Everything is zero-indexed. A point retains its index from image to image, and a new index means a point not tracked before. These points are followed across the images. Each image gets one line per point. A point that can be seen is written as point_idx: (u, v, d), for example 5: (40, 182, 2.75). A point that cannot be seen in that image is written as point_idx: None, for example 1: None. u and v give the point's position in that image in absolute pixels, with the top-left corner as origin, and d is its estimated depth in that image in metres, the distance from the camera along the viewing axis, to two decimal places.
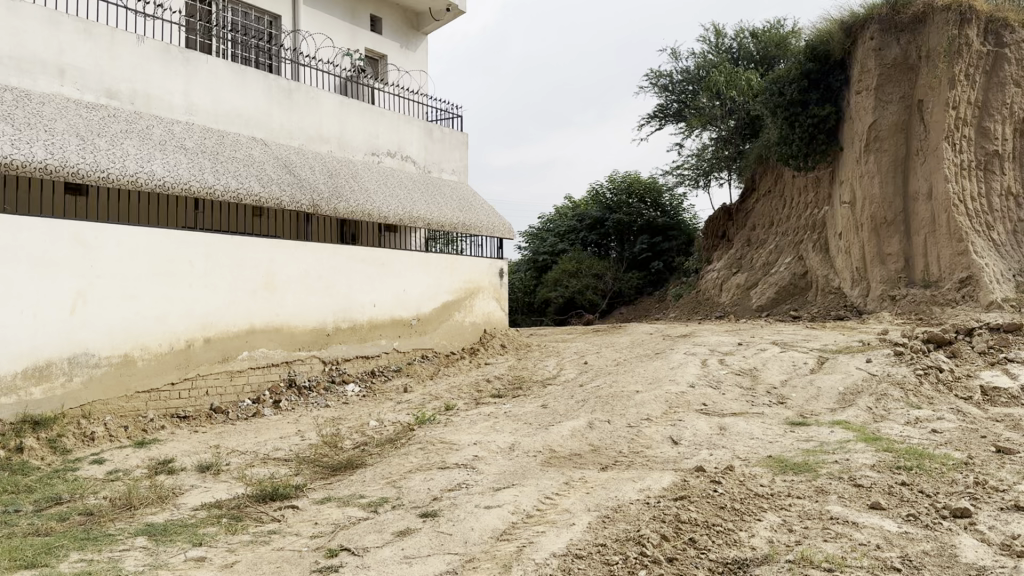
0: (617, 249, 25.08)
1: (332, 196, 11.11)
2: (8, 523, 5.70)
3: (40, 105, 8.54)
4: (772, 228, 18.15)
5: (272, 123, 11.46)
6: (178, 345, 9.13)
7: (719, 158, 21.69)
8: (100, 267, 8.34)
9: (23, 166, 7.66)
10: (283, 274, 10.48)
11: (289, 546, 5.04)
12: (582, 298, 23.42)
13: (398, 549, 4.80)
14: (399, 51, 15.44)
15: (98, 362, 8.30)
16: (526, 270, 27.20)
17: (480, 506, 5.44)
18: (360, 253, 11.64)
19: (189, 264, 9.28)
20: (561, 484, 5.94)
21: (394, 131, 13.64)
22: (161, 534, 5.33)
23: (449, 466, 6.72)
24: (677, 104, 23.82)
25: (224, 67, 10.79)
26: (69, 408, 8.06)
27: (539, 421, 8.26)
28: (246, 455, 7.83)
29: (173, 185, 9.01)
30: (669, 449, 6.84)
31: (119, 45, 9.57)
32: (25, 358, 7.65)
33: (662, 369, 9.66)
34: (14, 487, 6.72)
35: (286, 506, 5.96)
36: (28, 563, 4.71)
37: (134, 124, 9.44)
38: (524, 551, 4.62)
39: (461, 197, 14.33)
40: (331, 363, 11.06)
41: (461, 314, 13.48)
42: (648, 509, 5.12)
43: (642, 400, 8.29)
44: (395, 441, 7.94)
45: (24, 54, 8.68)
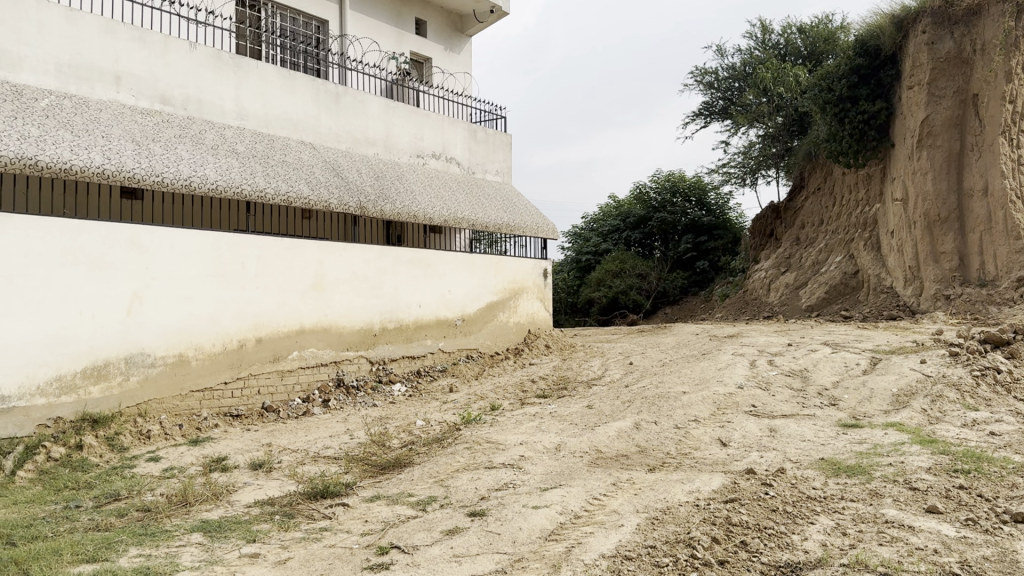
0: (661, 249, 24.94)
1: (378, 197, 11.23)
2: (69, 518, 5.86)
3: (98, 112, 8.78)
4: (822, 226, 17.84)
5: (320, 127, 11.62)
6: (230, 345, 9.31)
7: (766, 156, 21.41)
8: (156, 270, 8.54)
9: (82, 171, 7.88)
10: (332, 275, 10.61)
11: (340, 543, 5.10)
12: (625, 298, 23.21)
13: (448, 547, 4.83)
14: (444, 53, 15.53)
15: (153, 362, 8.51)
16: (569, 270, 27.15)
17: (528, 506, 5.44)
18: (406, 254, 11.74)
19: (241, 265, 9.46)
20: (609, 484, 5.94)
21: (439, 132, 13.73)
22: (216, 530, 5.44)
23: (496, 465, 6.73)
24: (723, 102, 23.61)
25: (274, 73, 10.97)
26: (126, 408, 8.27)
27: (586, 421, 8.25)
28: (298, 453, 7.94)
29: (225, 188, 9.19)
30: (718, 451, 6.78)
31: (173, 51, 9.79)
32: (85, 357, 7.87)
33: (710, 369, 9.58)
34: (74, 484, 6.91)
35: (337, 503, 6.04)
36: (90, 557, 4.84)
37: (187, 129, 9.64)
38: (573, 551, 4.61)
39: (506, 198, 14.38)
40: (378, 363, 11.17)
41: (505, 314, 13.51)
42: (698, 510, 5.08)
43: (690, 401, 8.23)
44: (442, 441, 7.98)
45: (83, 62, 8.94)
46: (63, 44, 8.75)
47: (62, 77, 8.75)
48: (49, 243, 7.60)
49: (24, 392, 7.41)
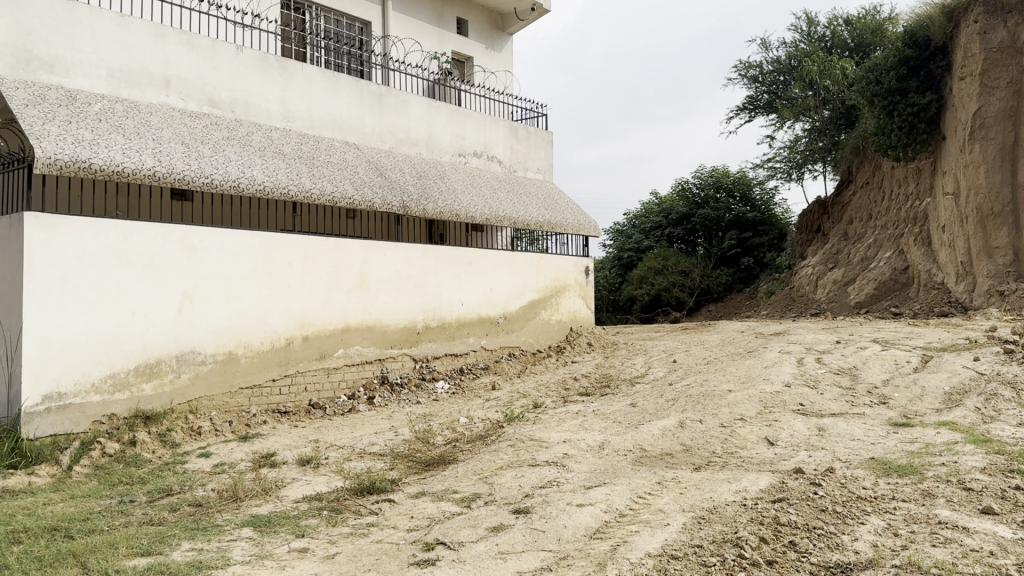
0: (704, 245, 24.81)
1: (421, 197, 11.31)
2: (124, 512, 6.01)
3: (149, 115, 8.97)
4: (870, 221, 17.52)
5: (364, 128, 11.73)
6: (278, 343, 9.46)
7: (813, 150, 21.07)
8: (206, 269, 8.71)
9: (134, 173, 8.07)
10: (376, 273, 10.71)
11: (387, 539, 5.14)
12: (668, 295, 23.00)
13: (493, 544, 4.84)
14: (485, 52, 15.56)
15: (203, 359, 8.69)
16: (611, 267, 27.03)
17: (572, 504, 5.43)
18: (449, 252, 11.81)
19: (288, 265, 9.59)
20: (654, 483, 5.90)
21: (481, 131, 13.77)
22: (266, 525, 5.53)
23: (539, 463, 6.74)
24: (768, 96, 23.30)
25: (318, 74, 11.11)
26: (178, 405, 8.45)
27: (630, 419, 8.21)
28: (343, 449, 8.04)
29: (272, 189, 9.33)
30: (765, 450, 6.69)
31: (220, 55, 9.97)
32: (137, 356, 8.07)
33: (756, 368, 9.46)
34: (128, 479, 7.07)
35: (383, 499, 6.10)
36: (144, 551, 4.96)
37: (235, 131, 9.81)
38: (618, 550, 4.59)
39: (547, 195, 14.36)
40: (421, 360, 11.27)
41: (547, 312, 13.52)
42: (746, 510, 5.03)
43: (736, 400, 8.13)
44: (486, 438, 8.02)
45: (134, 67, 9.15)
46: (114, 49, 8.96)
47: (114, 82, 8.96)
48: (102, 244, 7.78)
49: (80, 389, 7.61)
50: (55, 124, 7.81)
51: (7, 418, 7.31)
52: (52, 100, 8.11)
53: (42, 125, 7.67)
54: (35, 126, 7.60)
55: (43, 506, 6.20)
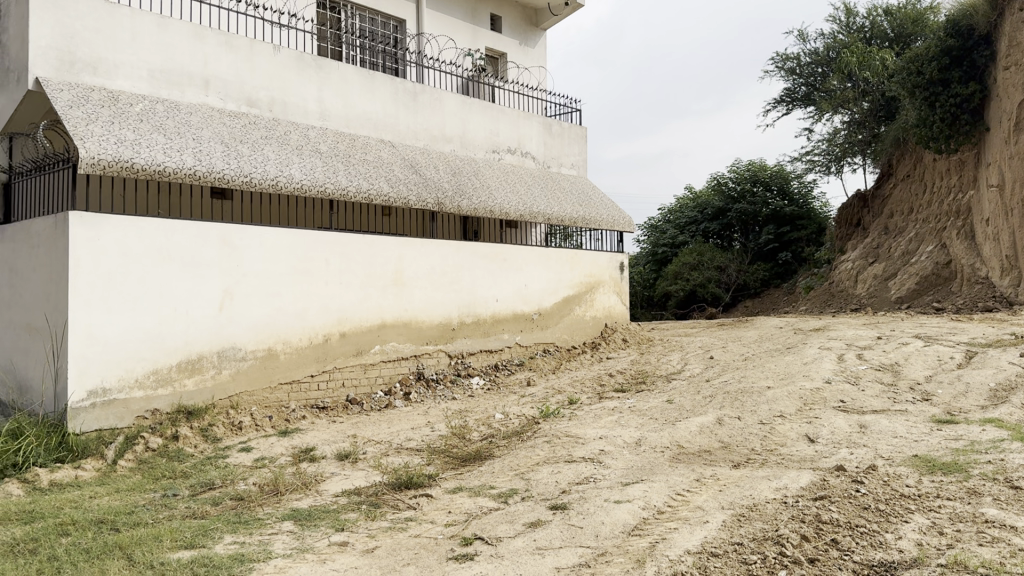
0: (740, 239, 24.64)
1: (456, 193, 11.35)
2: (168, 506, 6.12)
3: (189, 115, 9.11)
4: (911, 214, 17.21)
5: (399, 125, 11.78)
6: (316, 339, 9.56)
7: (852, 143, 20.72)
8: (246, 267, 8.83)
9: (175, 173, 8.20)
10: (411, 270, 10.77)
11: (425, 533, 5.18)
12: (703, 291, 22.85)
13: (531, 540, 4.85)
14: (519, 48, 15.55)
15: (243, 356, 8.81)
16: (645, 263, 26.88)
17: (610, 500, 5.41)
18: (484, 249, 11.83)
19: (325, 262, 9.68)
20: (693, 480, 5.87)
21: (515, 127, 13.77)
22: (306, 518, 5.60)
23: (576, 459, 6.73)
24: (806, 88, 22.96)
25: (354, 73, 11.19)
26: (219, 400, 8.59)
27: (666, 415, 8.17)
28: (381, 444, 8.10)
29: (310, 187, 9.43)
30: (805, 448, 6.60)
31: (258, 54, 10.09)
32: (179, 352, 8.21)
33: (795, 364, 9.34)
34: (171, 473, 7.20)
35: (421, 494, 6.15)
36: (188, 544, 5.04)
37: (273, 130, 9.92)
38: (657, 547, 4.57)
39: (581, 191, 14.31)
40: (456, 356, 11.32)
41: (582, 308, 13.48)
42: (786, 508, 4.97)
43: (775, 397, 8.05)
44: (521, 434, 8.03)
45: (174, 68, 9.29)
46: (154, 50, 9.12)
47: (155, 82, 9.11)
48: (144, 242, 7.92)
49: (124, 385, 7.77)
50: (98, 124, 7.96)
51: (53, 413, 7.48)
52: (96, 101, 8.27)
53: (86, 125, 7.82)
54: (79, 126, 7.76)
55: (89, 500, 6.34)
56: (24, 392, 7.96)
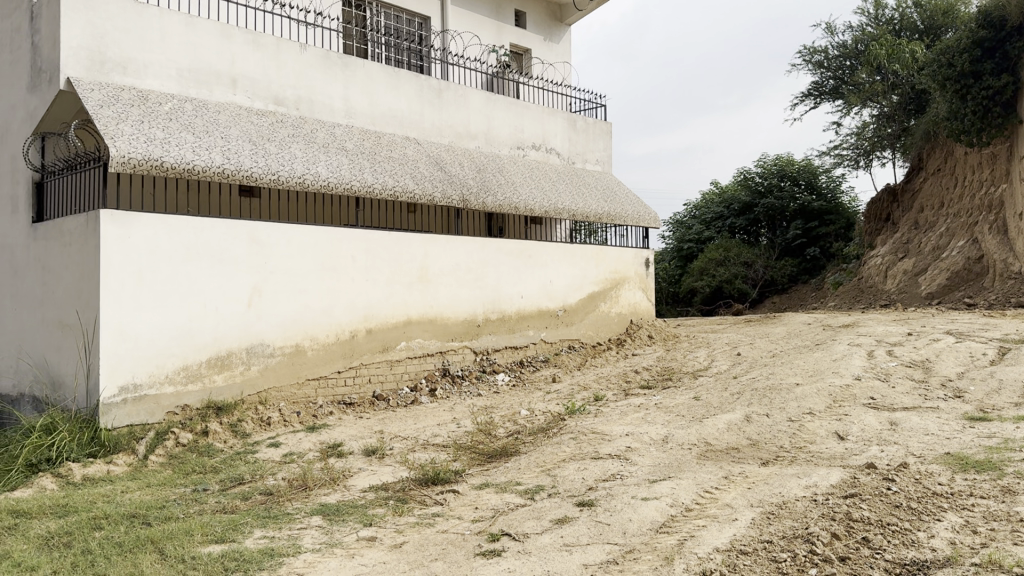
0: (768, 234, 24.44)
1: (481, 190, 11.37)
2: (198, 500, 6.20)
3: (217, 114, 9.20)
4: (942, 209, 16.97)
5: (424, 122, 11.82)
6: (342, 336, 9.62)
7: (881, 137, 20.47)
8: (274, 264, 8.90)
9: (204, 171, 8.29)
10: (437, 267, 10.80)
11: (452, 529, 5.20)
12: (730, 287, 22.54)
13: (558, 536, 4.85)
14: (544, 44, 15.51)
15: (272, 352, 8.89)
16: (671, 259, 26.72)
17: (637, 497, 5.39)
18: (509, 245, 11.84)
19: (351, 259, 9.74)
20: (721, 477, 5.84)
21: (539, 123, 13.75)
22: (334, 513, 5.64)
23: (602, 456, 6.72)
24: (834, 81, 22.69)
25: (379, 70, 11.24)
26: (248, 396, 8.67)
27: (693, 412, 8.13)
28: (407, 440, 8.14)
29: (336, 185, 9.49)
30: (835, 445, 6.54)
31: (285, 53, 10.16)
32: (209, 348, 8.31)
33: (824, 361, 9.25)
34: (201, 468, 7.28)
35: (448, 490, 6.17)
36: (218, 538, 5.10)
37: (300, 128, 9.98)
38: (685, 544, 4.55)
39: (606, 187, 14.27)
40: (482, 353, 11.34)
41: (607, 304, 13.45)
42: (816, 505, 4.93)
43: (804, 394, 7.97)
44: (547, 431, 8.02)
45: (202, 67, 9.38)
46: (183, 50, 9.21)
47: (183, 82, 9.20)
48: (174, 239, 8.02)
49: (155, 381, 7.87)
50: (128, 124, 8.05)
51: (86, 408, 7.59)
52: (126, 100, 8.37)
53: (116, 125, 7.92)
54: (110, 125, 7.86)
55: (121, 494, 6.43)
56: (57, 387, 8.08)
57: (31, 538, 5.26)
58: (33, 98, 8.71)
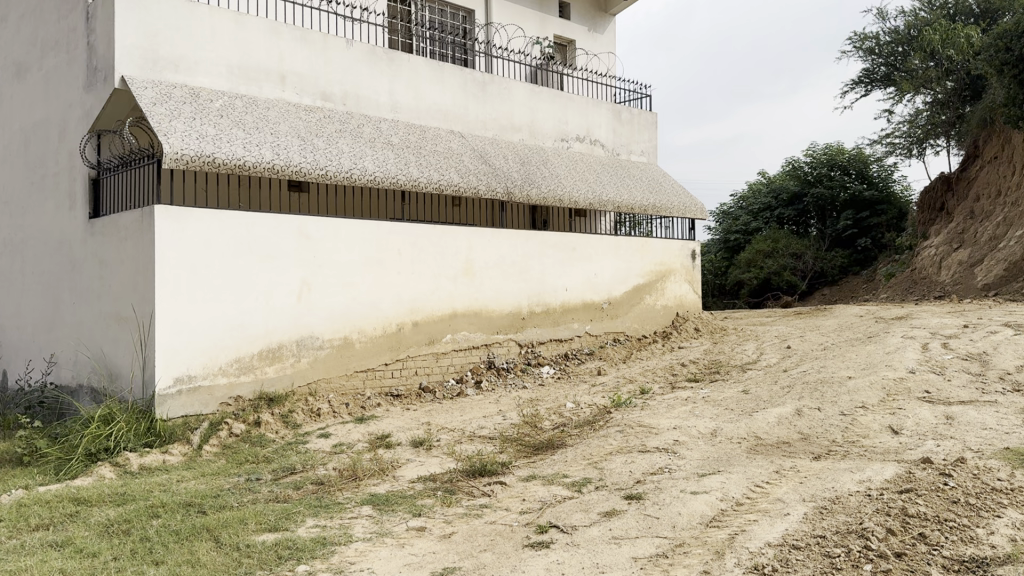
0: (818, 225, 24.04)
1: (525, 183, 11.37)
2: (252, 489, 6.33)
3: (266, 110, 9.34)
4: (999, 197, 16.49)
5: (468, 116, 11.85)
6: (389, 329, 9.72)
7: (935, 124, 19.98)
8: (322, 257, 9.02)
9: (254, 167, 8.43)
10: (482, 260, 10.84)
11: (501, 520, 5.23)
12: (779, 279, 22.27)
13: (607, 529, 4.85)
14: (588, 35, 15.41)
15: (321, 344, 9.02)
16: (717, 251, 26.40)
17: (686, 491, 5.36)
18: (554, 238, 11.83)
19: (397, 252, 9.81)
20: (772, 471, 5.78)
21: (584, 115, 13.70)
22: (384, 503, 5.72)
23: (650, 449, 6.69)
24: (886, 68, 22.15)
25: (424, 64, 11.29)
26: (298, 387, 8.82)
27: (742, 406, 8.04)
28: (454, 432, 8.20)
29: (382, 179, 9.58)
30: (889, 440, 6.42)
31: (332, 49, 10.27)
32: (260, 340, 8.46)
33: (877, 354, 9.08)
34: (254, 458, 7.42)
35: (495, 481, 6.21)
36: (271, 527, 5.20)
37: (346, 124, 10.09)
38: (736, 539, 4.52)
39: (652, 179, 14.17)
40: (527, 345, 11.37)
41: (652, 297, 13.37)
42: (871, 500, 4.85)
43: (856, 387, 7.84)
44: (593, 424, 8.01)
45: (251, 64, 9.53)
46: (233, 47, 9.36)
47: (233, 79, 9.36)
48: (226, 234, 8.17)
49: (208, 372, 8.04)
50: (180, 121, 8.22)
51: (142, 399, 7.79)
52: (178, 98, 8.54)
53: (169, 122, 8.09)
54: (163, 123, 8.03)
55: (177, 483, 6.60)
56: (114, 379, 8.31)
57: (92, 525, 5.42)
58: (89, 97, 8.93)
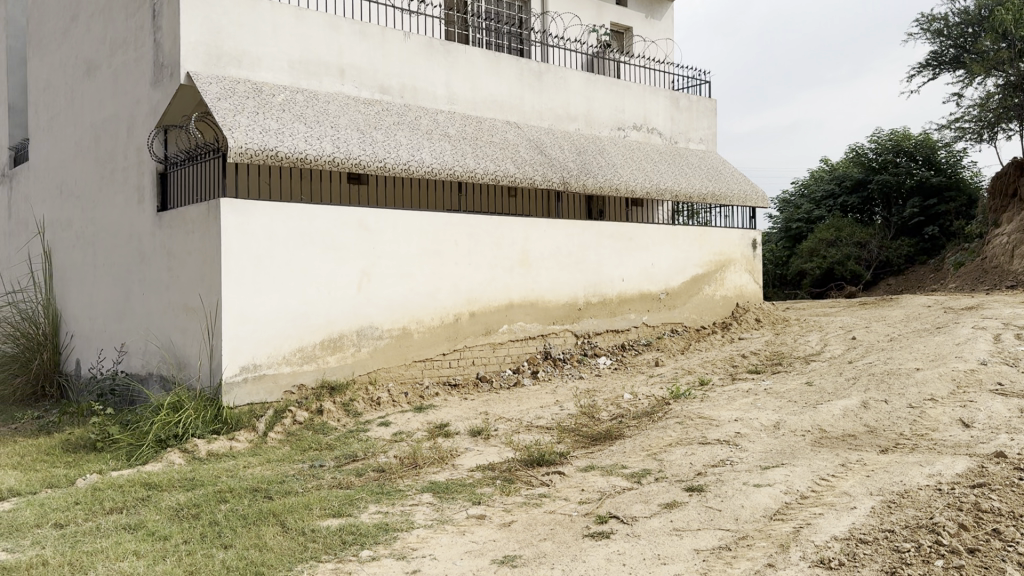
0: (883, 212, 23.39)
1: (581, 172, 11.32)
2: (316, 476, 6.47)
3: (326, 104, 9.47)
4: None
5: (524, 106, 11.84)
6: (447, 319, 9.80)
7: (1008, 108, 19.31)
8: (382, 248, 9.14)
9: (315, 160, 8.58)
10: (538, 251, 10.84)
11: (560, 510, 5.24)
12: (842, 268, 21.64)
13: (668, 520, 4.83)
14: (645, 21, 15.21)
15: (380, 334, 9.15)
16: (778, 240, 25.87)
17: (749, 484, 5.30)
18: (611, 228, 11.76)
19: (454, 244, 9.88)
20: (838, 464, 5.67)
21: (641, 103, 13.57)
22: (444, 491, 5.78)
23: (710, 441, 6.63)
24: (955, 50, 21.41)
25: (481, 55, 11.32)
26: (359, 376, 8.96)
27: (805, 398, 7.90)
28: (512, 422, 8.23)
29: (440, 170, 9.64)
30: (959, 433, 6.24)
31: (390, 42, 10.36)
32: (322, 330, 8.62)
33: (946, 345, 8.82)
34: (317, 445, 7.57)
35: (553, 471, 6.23)
36: (335, 512, 5.31)
37: (404, 116, 10.18)
38: (801, 532, 4.45)
39: (710, 167, 13.97)
40: (583, 336, 11.34)
41: (711, 287, 13.20)
42: (941, 495, 4.73)
43: (925, 379, 7.64)
44: (652, 415, 7.97)
45: (311, 58, 9.67)
46: (293, 42, 9.51)
47: (293, 74, 9.51)
48: (290, 226, 8.33)
49: (272, 361, 8.23)
50: (244, 115, 8.39)
51: (209, 387, 8.00)
52: (242, 93, 8.72)
53: (233, 116, 8.26)
54: (228, 118, 8.20)
55: (243, 469, 6.77)
56: (182, 367, 8.56)
57: (163, 509, 5.60)
58: (156, 93, 9.18)
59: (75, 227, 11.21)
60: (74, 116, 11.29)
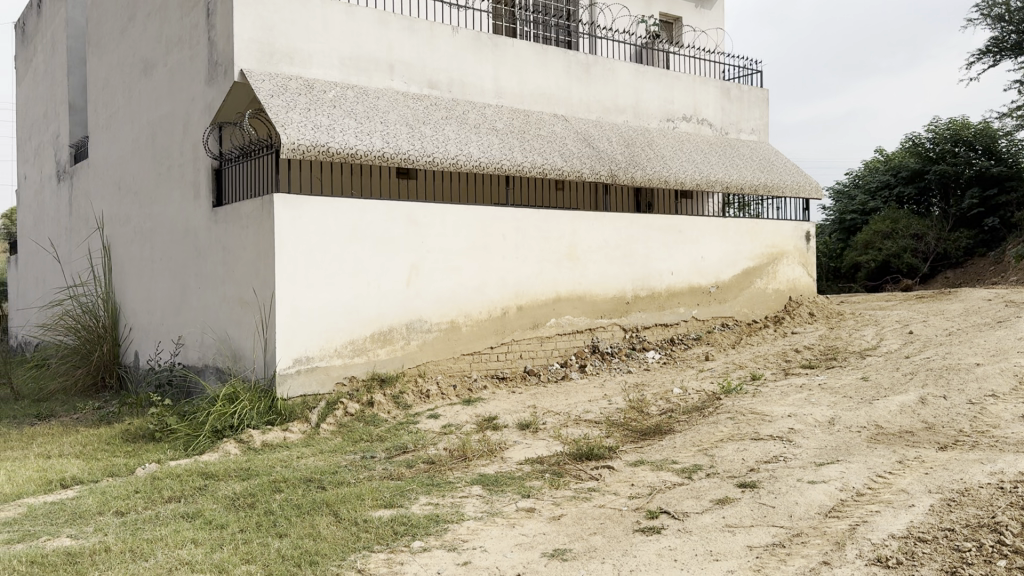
0: (940, 204, 22.78)
1: (629, 164, 11.25)
2: (367, 467, 6.55)
3: (376, 100, 9.56)
4: None
5: (572, 99, 11.80)
6: (495, 313, 9.85)
7: None
8: (430, 242, 9.20)
9: (365, 155, 8.67)
10: (586, 244, 10.81)
11: (610, 504, 5.24)
12: (899, 261, 21.24)
13: (720, 516, 4.79)
14: (695, 11, 15.02)
15: (429, 327, 9.23)
16: (832, 232, 25.41)
17: (803, 480, 5.23)
18: (659, 220, 11.67)
19: (502, 237, 9.91)
20: (895, 461, 5.56)
21: (690, 93, 13.42)
22: (494, 484, 5.82)
23: (763, 437, 6.55)
24: (1017, 36, 20.73)
25: (528, 48, 11.30)
26: (408, 369, 9.05)
27: (861, 393, 7.76)
28: (560, 416, 8.24)
29: (488, 164, 9.66)
30: (1021, 430, 6.07)
31: (438, 36, 10.40)
32: (372, 323, 8.72)
33: (1008, 340, 8.58)
34: (369, 437, 7.67)
35: (602, 465, 6.22)
36: (387, 503, 5.38)
37: (452, 110, 10.23)
38: (858, 530, 4.38)
39: (762, 157, 13.76)
40: (631, 330, 11.29)
41: (763, 280, 13.01)
42: (1003, 493, 4.61)
43: (986, 374, 7.44)
44: (702, 410, 7.90)
45: (361, 54, 9.77)
46: (344, 39, 9.62)
47: (343, 70, 9.61)
48: (340, 220, 8.44)
49: (325, 354, 8.36)
50: (296, 112, 8.51)
51: (263, 378, 8.16)
52: (293, 90, 8.85)
53: (286, 113, 8.39)
54: (280, 114, 8.34)
55: (297, 459, 6.90)
56: (237, 359, 8.73)
57: (220, 498, 5.74)
58: (210, 90, 9.36)
59: (133, 222, 11.51)
60: (131, 114, 11.59)
